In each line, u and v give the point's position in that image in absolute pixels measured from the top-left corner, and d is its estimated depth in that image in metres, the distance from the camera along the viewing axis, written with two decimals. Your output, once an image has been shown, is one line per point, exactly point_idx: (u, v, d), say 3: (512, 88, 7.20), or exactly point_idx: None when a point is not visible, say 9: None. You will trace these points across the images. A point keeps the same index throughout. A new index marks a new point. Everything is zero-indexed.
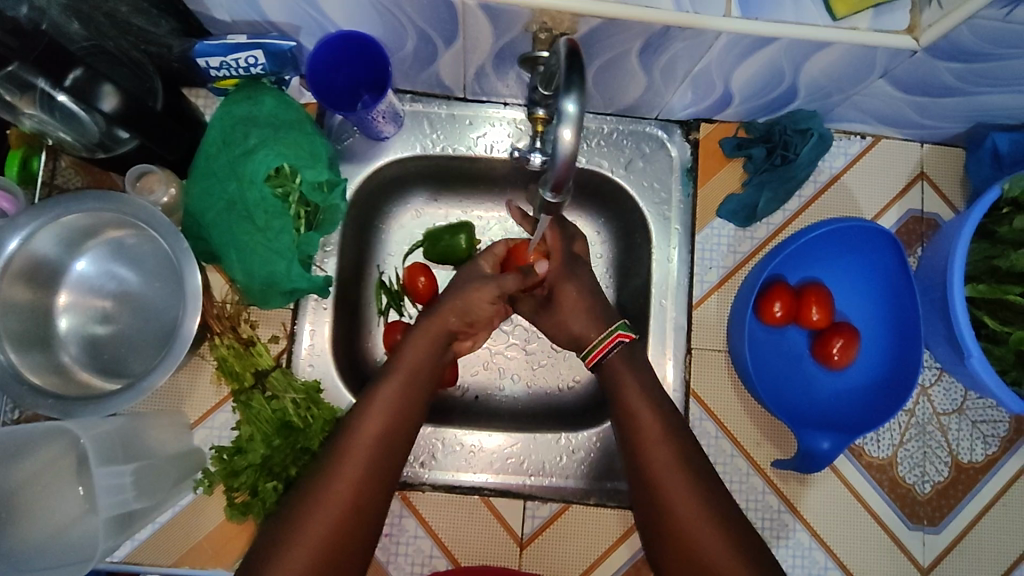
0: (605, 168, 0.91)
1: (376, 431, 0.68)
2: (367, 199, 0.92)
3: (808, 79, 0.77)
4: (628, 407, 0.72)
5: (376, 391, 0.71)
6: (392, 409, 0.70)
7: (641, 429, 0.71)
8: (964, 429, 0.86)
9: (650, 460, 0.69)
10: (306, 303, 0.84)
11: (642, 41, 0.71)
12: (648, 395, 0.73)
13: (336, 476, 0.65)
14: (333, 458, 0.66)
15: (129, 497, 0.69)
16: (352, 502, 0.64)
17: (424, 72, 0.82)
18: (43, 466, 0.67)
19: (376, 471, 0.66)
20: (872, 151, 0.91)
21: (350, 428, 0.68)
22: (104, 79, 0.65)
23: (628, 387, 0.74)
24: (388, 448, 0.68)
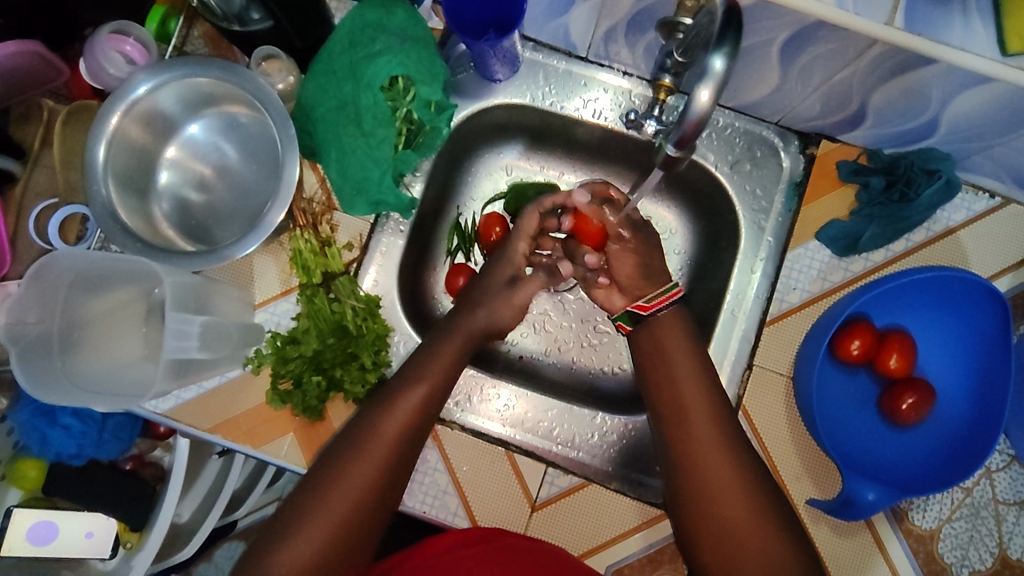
0: (710, 162, 0.88)
1: (407, 416, 0.68)
2: (464, 137, 0.92)
3: (953, 116, 0.72)
4: (672, 393, 0.71)
5: (407, 383, 0.70)
6: (427, 394, 0.69)
7: (688, 412, 0.70)
8: (1021, 524, 0.80)
9: (686, 440, 0.68)
10: (386, 221, 0.85)
11: (789, 34, 0.67)
12: (696, 390, 0.71)
13: (363, 452, 0.65)
14: (358, 446, 0.65)
15: (192, 345, 0.71)
16: (369, 496, 0.64)
17: (554, 21, 0.81)
18: (114, 306, 0.72)
19: (402, 452, 0.67)
20: (998, 213, 0.84)
21: (377, 414, 0.67)
22: None
23: (683, 366, 0.72)
24: (410, 442, 0.67)
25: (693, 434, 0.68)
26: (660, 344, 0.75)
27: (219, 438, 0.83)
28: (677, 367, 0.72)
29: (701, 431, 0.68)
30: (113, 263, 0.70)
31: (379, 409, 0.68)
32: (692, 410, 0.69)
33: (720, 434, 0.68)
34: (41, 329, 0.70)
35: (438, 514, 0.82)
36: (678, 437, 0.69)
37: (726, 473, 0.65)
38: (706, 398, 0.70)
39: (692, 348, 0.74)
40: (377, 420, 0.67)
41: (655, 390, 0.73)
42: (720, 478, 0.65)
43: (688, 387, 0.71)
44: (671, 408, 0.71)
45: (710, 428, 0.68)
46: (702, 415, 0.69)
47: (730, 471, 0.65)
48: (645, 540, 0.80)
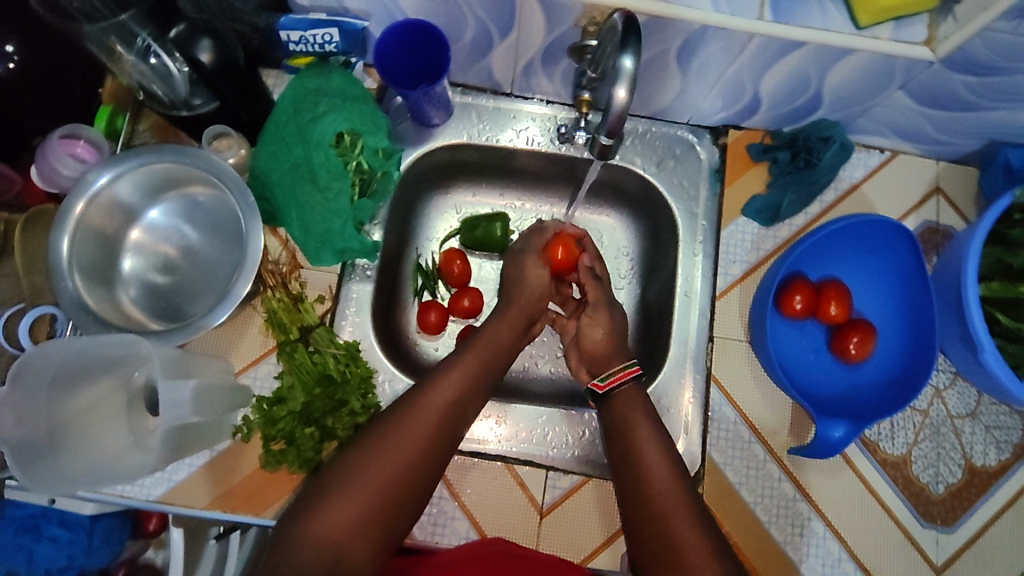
0: (637, 165, 0.97)
1: (445, 403, 0.71)
2: (411, 184, 0.99)
3: (831, 89, 0.83)
4: (625, 427, 0.76)
5: (451, 368, 0.75)
6: (463, 382, 0.74)
7: (637, 439, 0.74)
8: (977, 433, 0.88)
9: (635, 464, 0.72)
10: (353, 269, 0.89)
11: (680, 41, 0.78)
12: (646, 424, 0.75)
13: (403, 431, 0.67)
14: (412, 412, 0.69)
15: (186, 412, 0.72)
16: (420, 454, 0.67)
17: (477, 64, 0.90)
18: (90, 403, 0.71)
19: (442, 434, 0.69)
20: (890, 164, 0.95)
21: (428, 386, 0.72)
22: (203, 36, 0.70)
23: (630, 412, 0.77)
24: (459, 415, 0.72)
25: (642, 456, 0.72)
26: (627, 404, 0.78)
27: (218, 512, 0.83)
28: (632, 415, 0.76)
29: (658, 478, 0.70)
30: (96, 346, 0.70)
31: (420, 394, 0.71)
32: (636, 438, 0.74)
33: (666, 455, 0.72)
34: (27, 434, 0.67)
35: (450, 541, 0.83)
36: (635, 490, 0.70)
37: (665, 489, 0.69)
38: (663, 452, 0.72)
39: (651, 412, 0.78)
40: (414, 404, 0.70)
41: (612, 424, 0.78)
42: (663, 498, 0.68)
43: (643, 443, 0.73)
44: (621, 441, 0.75)
45: (654, 452, 0.72)
46: (649, 442, 0.73)
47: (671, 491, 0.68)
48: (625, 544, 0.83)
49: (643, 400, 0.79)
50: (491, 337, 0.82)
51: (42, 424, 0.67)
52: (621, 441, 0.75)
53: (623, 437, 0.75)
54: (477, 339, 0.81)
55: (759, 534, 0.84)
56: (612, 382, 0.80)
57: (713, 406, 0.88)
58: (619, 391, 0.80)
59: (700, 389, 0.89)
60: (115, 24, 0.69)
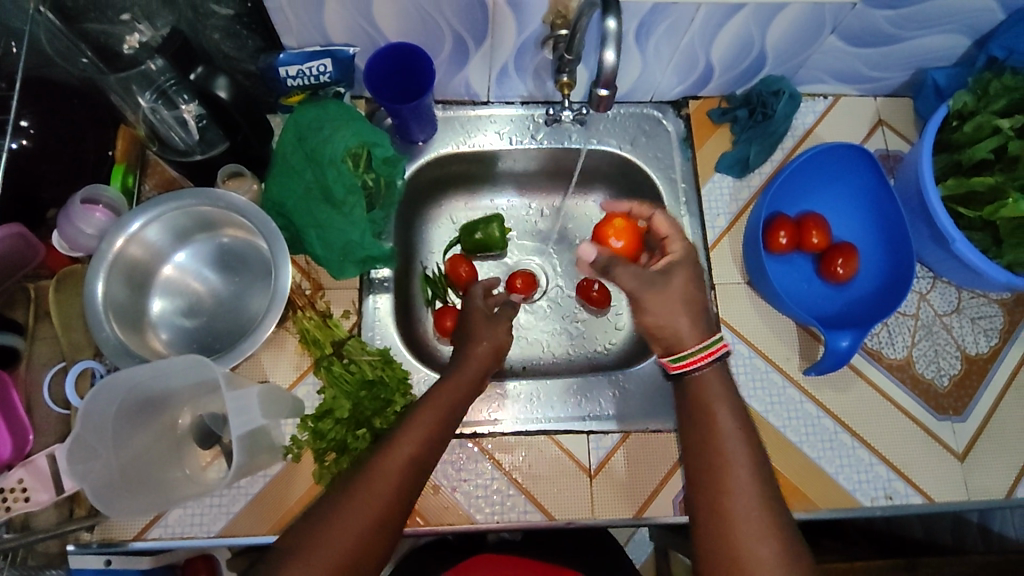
0: (614, 145, 1.06)
1: (408, 456, 0.71)
2: (408, 200, 1.05)
3: (773, 46, 0.94)
4: (710, 415, 0.71)
5: (413, 419, 0.74)
6: (426, 432, 0.73)
7: (717, 431, 0.70)
8: (965, 326, 0.96)
9: (712, 461, 0.69)
10: (371, 282, 0.94)
11: (636, 23, 0.87)
12: (731, 417, 0.71)
13: (365, 492, 0.67)
14: (364, 483, 0.68)
15: (254, 416, 0.73)
16: (372, 523, 0.66)
17: (455, 77, 0.98)
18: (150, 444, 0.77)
19: (406, 488, 0.69)
20: (835, 107, 1.06)
21: (377, 457, 0.70)
22: (219, 75, 0.80)
23: (715, 399, 0.72)
24: (417, 474, 0.71)
25: (719, 456, 0.69)
26: (711, 392, 0.73)
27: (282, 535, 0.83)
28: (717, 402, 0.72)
29: (742, 500, 0.66)
30: (153, 375, 0.73)
31: (381, 452, 0.71)
32: (716, 428, 0.71)
33: (749, 450, 0.69)
34: (99, 478, 0.70)
35: (511, 519, 0.85)
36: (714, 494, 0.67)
37: (744, 489, 0.67)
38: (747, 447, 0.69)
39: (733, 397, 0.73)
40: (376, 463, 0.70)
41: (689, 405, 0.73)
42: (739, 502, 0.66)
43: (726, 436, 0.70)
44: (700, 430, 0.71)
45: (735, 445, 0.69)
46: (730, 433, 0.70)
47: (752, 496, 0.66)
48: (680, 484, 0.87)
49: (727, 383, 0.74)
50: (449, 389, 0.79)
51: (109, 469, 0.72)
52: (701, 436, 0.71)
53: (703, 433, 0.71)
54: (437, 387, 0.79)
55: (793, 454, 0.90)
56: (693, 364, 0.73)
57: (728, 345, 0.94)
58: (702, 372, 0.73)
59: None
60: (139, 74, 0.78)
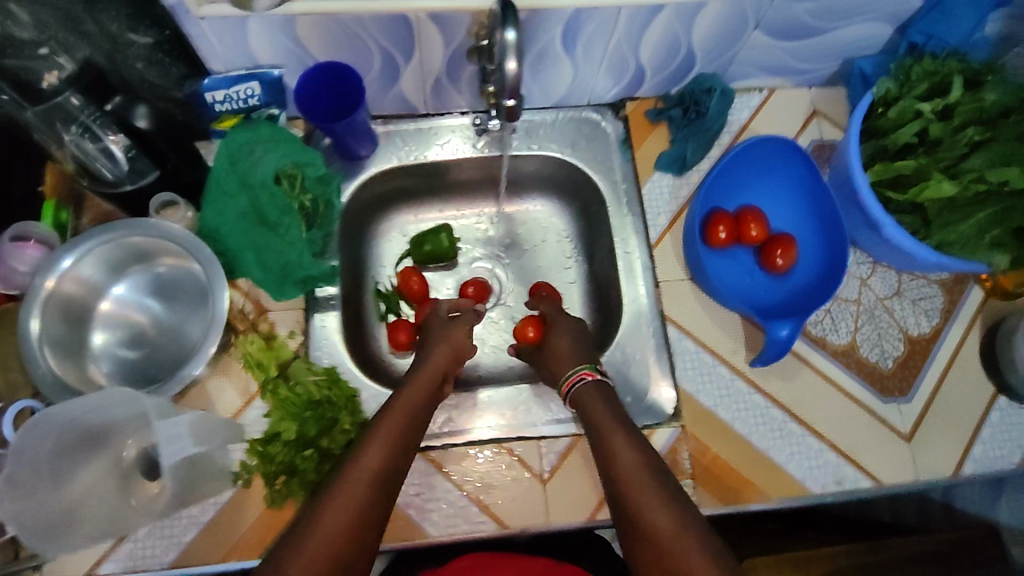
0: (555, 151, 1.06)
1: (375, 465, 0.70)
2: (353, 217, 1.04)
3: (699, 44, 0.95)
4: (606, 439, 0.76)
5: (375, 428, 0.74)
6: (392, 437, 0.74)
7: (614, 450, 0.75)
8: (907, 308, 0.98)
9: (616, 480, 0.72)
10: (319, 301, 0.93)
11: (561, 28, 0.88)
12: (622, 436, 0.76)
13: (337, 502, 0.66)
14: (330, 496, 0.66)
15: (187, 444, 0.74)
16: (351, 531, 0.65)
17: (389, 92, 0.98)
18: (89, 485, 0.75)
19: (375, 494, 0.68)
20: (770, 100, 1.07)
21: (345, 466, 0.70)
22: (139, 102, 0.83)
23: (598, 409, 0.80)
24: (384, 484, 0.70)
25: (621, 472, 0.73)
26: (595, 404, 0.81)
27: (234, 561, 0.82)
28: (602, 421, 0.78)
29: (650, 509, 0.68)
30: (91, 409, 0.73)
31: (348, 462, 0.70)
32: (610, 446, 0.75)
33: (645, 462, 0.73)
34: (36, 521, 0.70)
35: (466, 530, 0.85)
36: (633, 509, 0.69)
37: (653, 500, 0.69)
38: (642, 458, 0.74)
39: (612, 400, 0.82)
40: (343, 473, 0.69)
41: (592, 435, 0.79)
42: (657, 516, 0.67)
43: (622, 453, 0.74)
44: (600, 456, 0.76)
45: (633, 458, 0.73)
46: (625, 450, 0.74)
47: (661, 508, 0.68)
48: None
49: (604, 390, 0.83)
50: (404, 398, 0.80)
51: (46, 513, 0.71)
52: (604, 462, 0.75)
53: (608, 459, 0.75)
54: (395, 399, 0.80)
55: (744, 447, 0.90)
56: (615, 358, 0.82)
57: (675, 342, 0.95)
58: (579, 389, 0.84)
59: (659, 331, 0.96)
60: (52, 106, 0.76)
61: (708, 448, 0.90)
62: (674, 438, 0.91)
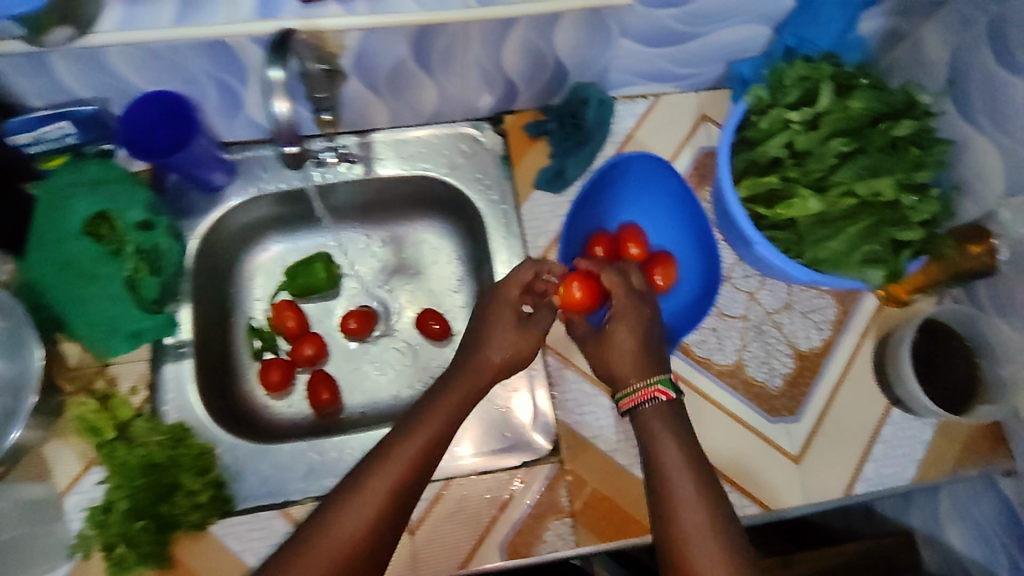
0: (429, 171, 1.00)
1: (396, 475, 0.69)
2: (212, 253, 0.97)
3: (567, 53, 0.88)
4: (654, 454, 0.74)
5: (410, 432, 0.73)
6: (420, 450, 0.72)
7: (656, 457, 0.73)
8: (796, 321, 0.94)
9: (659, 489, 0.71)
10: (164, 352, 0.89)
11: (408, 44, 0.79)
12: (680, 439, 0.74)
13: (354, 509, 0.66)
14: (348, 504, 0.67)
15: None
16: (355, 549, 0.65)
17: (237, 119, 0.90)
18: None
19: (390, 507, 0.68)
20: (656, 107, 1.02)
21: (370, 471, 0.69)
22: None
23: (659, 435, 0.75)
24: (406, 493, 0.69)
25: (667, 477, 0.71)
26: (655, 419, 0.77)
27: None
28: (655, 428, 0.76)
29: (689, 519, 0.68)
30: None
31: (368, 469, 0.69)
32: (659, 457, 0.73)
33: (699, 461, 0.73)
34: None
35: None
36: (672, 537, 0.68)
37: (696, 504, 0.69)
38: (696, 487, 0.70)
39: (681, 416, 0.77)
40: (364, 481, 0.68)
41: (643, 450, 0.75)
42: (689, 525, 0.67)
43: (672, 461, 0.72)
44: (648, 467, 0.73)
45: (683, 463, 0.72)
46: (665, 453, 0.73)
47: (699, 515, 0.68)
48: (511, 519, 0.85)
49: (672, 408, 0.78)
50: (438, 412, 0.76)
51: None
52: (656, 482, 0.72)
53: (658, 481, 0.72)
54: (440, 394, 0.78)
55: (624, 480, 0.87)
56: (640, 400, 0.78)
57: (554, 372, 0.91)
58: (644, 409, 0.78)
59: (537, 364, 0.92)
60: None
61: (585, 482, 0.86)
62: (551, 475, 0.87)
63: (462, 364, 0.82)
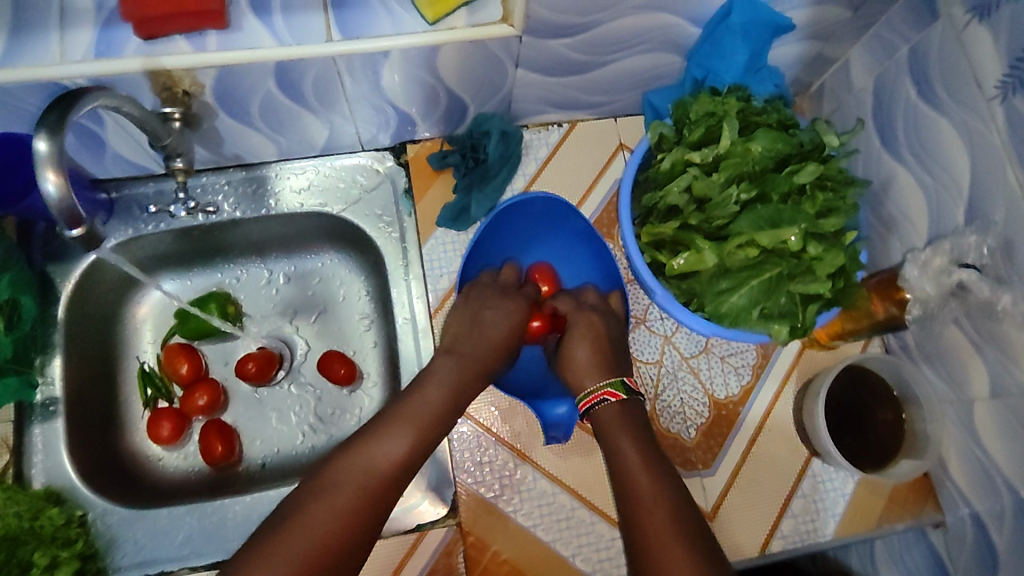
0: (326, 207, 0.93)
1: (399, 450, 0.70)
2: (93, 299, 0.91)
3: (459, 84, 0.81)
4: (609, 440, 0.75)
5: (408, 409, 0.73)
6: (416, 430, 0.72)
7: (614, 445, 0.74)
8: (714, 367, 0.89)
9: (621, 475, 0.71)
10: (32, 410, 0.83)
11: (273, 80, 0.72)
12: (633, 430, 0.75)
13: (352, 480, 0.66)
14: (351, 473, 0.66)
15: None
16: (352, 518, 0.63)
17: (107, 156, 0.84)
18: None
19: (390, 482, 0.67)
20: (570, 136, 0.96)
21: (371, 442, 0.69)
22: None
23: (614, 424, 0.76)
24: (405, 470, 0.69)
25: (628, 459, 0.72)
26: (610, 419, 0.77)
27: None
28: (610, 420, 0.76)
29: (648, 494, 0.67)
30: None
31: (369, 440, 0.69)
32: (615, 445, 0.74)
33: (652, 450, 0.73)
34: None
35: None
36: (631, 519, 0.67)
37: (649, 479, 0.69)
38: (651, 467, 0.70)
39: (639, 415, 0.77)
40: (362, 451, 0.68)
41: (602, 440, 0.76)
42: (649, 497, 0.67)
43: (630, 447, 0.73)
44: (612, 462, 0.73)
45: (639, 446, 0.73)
46: (625, 440, 0.73)
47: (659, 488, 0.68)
48: None
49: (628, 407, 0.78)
50: (443, 389, 0.77)
51: None
52: (617, 473, 0.72)
53: (619, 473, 0.71)
54: (435, 369, 0.78)
55: (527, 541, 0.81)
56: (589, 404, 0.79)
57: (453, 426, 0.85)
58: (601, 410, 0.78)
59: None
60: None
61: (486, 545, 0.81)
62: (448, 539, 0.81)
63: (473, 336, 0.82)
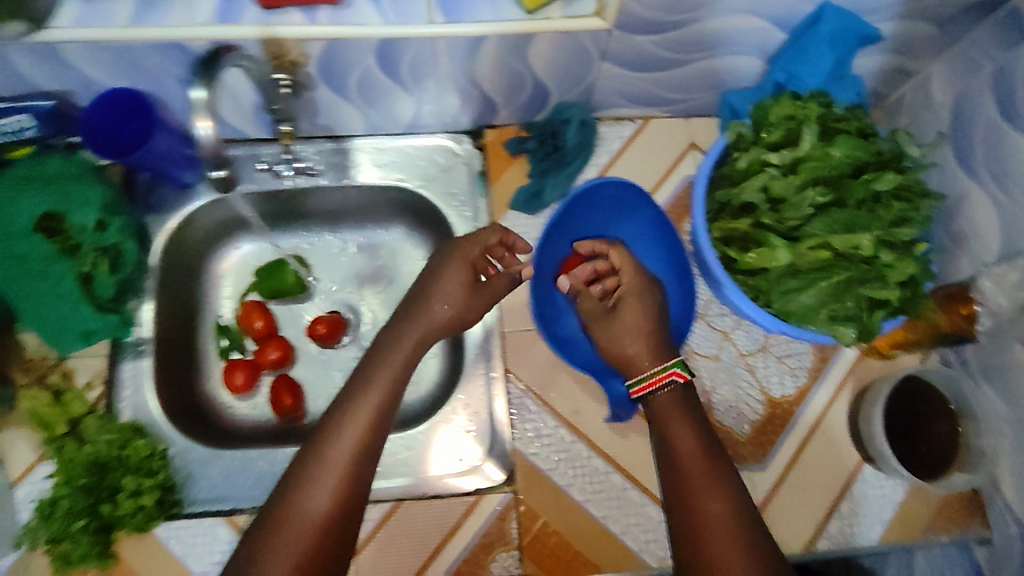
0: (404, 181, 0.98)
1: (363, 420, 0.70)
2: (183, 252, 0.97)
3: (545, 74, 0.84)
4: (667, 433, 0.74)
5: (368, 381, 0.73)
6: (382, 396, 0.73)
7: (672, 438, 0.73)
8: (771, 366, 0.91)
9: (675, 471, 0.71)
10: (125, 348, 0.89)
11: (374, 56, 0.77)
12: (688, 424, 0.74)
13: (329, 458, 0.68)
14: (323, 451, 0.68)
15: None
16: (338, 494, 0.66)
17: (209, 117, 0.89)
18: None
19: (368, 451, 0.69)
20: (644, 131, 0.98)
21: (333, 419, 0.70)
22: None
23: (671, 418, 0.74)
24: (376, 434, 0.71)
25: (682, 457, 0.72)
26: (665, 409, 0.75)
27: None
28: (668, 414, 0.75)
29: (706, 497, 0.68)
30: None
31: (342, 413, 0.71)
32: (674, 443, 0.73)
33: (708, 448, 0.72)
34: None
35: None
36: (686, 518, 0.68)
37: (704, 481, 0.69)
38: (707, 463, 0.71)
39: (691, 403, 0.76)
40: (342, 426, 0.70)
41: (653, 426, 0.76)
42: (711, 502, 0.68)
43: (685, 443, 0.72)
44: (664, 457, 0.73)
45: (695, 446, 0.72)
46: (682, 435, 0.73)
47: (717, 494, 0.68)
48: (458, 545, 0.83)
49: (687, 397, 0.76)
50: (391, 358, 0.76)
51: None
52: (669, 467, 0.72)
53: (669, 468, 0.72)
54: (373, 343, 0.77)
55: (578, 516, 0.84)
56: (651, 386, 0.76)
57: (513, 400, 0.88)
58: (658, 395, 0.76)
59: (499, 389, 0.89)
60: None
61: (538, 515, 0.84)
62: (502, 505, 0.84)
63: (428, 300, 0.80)
